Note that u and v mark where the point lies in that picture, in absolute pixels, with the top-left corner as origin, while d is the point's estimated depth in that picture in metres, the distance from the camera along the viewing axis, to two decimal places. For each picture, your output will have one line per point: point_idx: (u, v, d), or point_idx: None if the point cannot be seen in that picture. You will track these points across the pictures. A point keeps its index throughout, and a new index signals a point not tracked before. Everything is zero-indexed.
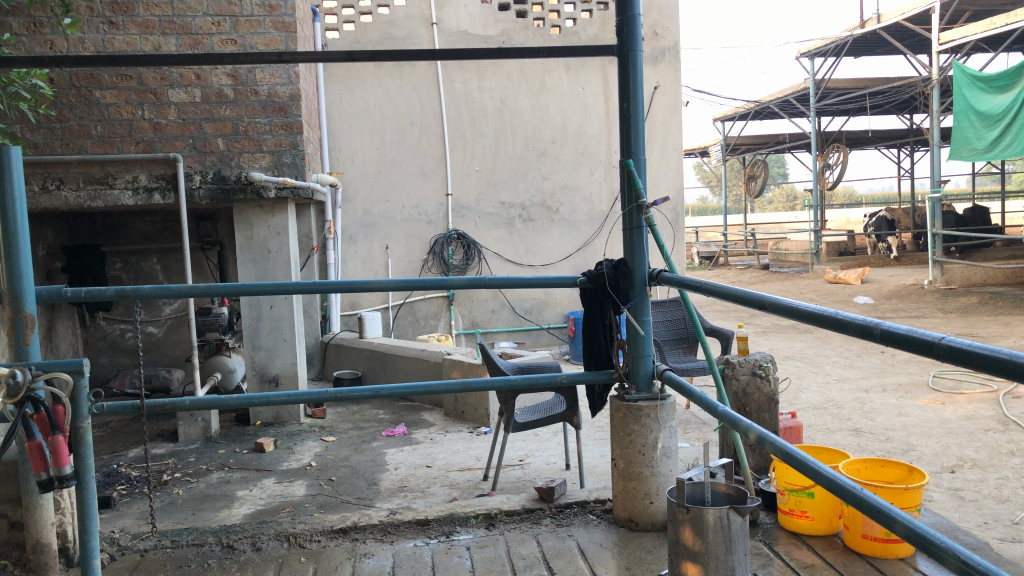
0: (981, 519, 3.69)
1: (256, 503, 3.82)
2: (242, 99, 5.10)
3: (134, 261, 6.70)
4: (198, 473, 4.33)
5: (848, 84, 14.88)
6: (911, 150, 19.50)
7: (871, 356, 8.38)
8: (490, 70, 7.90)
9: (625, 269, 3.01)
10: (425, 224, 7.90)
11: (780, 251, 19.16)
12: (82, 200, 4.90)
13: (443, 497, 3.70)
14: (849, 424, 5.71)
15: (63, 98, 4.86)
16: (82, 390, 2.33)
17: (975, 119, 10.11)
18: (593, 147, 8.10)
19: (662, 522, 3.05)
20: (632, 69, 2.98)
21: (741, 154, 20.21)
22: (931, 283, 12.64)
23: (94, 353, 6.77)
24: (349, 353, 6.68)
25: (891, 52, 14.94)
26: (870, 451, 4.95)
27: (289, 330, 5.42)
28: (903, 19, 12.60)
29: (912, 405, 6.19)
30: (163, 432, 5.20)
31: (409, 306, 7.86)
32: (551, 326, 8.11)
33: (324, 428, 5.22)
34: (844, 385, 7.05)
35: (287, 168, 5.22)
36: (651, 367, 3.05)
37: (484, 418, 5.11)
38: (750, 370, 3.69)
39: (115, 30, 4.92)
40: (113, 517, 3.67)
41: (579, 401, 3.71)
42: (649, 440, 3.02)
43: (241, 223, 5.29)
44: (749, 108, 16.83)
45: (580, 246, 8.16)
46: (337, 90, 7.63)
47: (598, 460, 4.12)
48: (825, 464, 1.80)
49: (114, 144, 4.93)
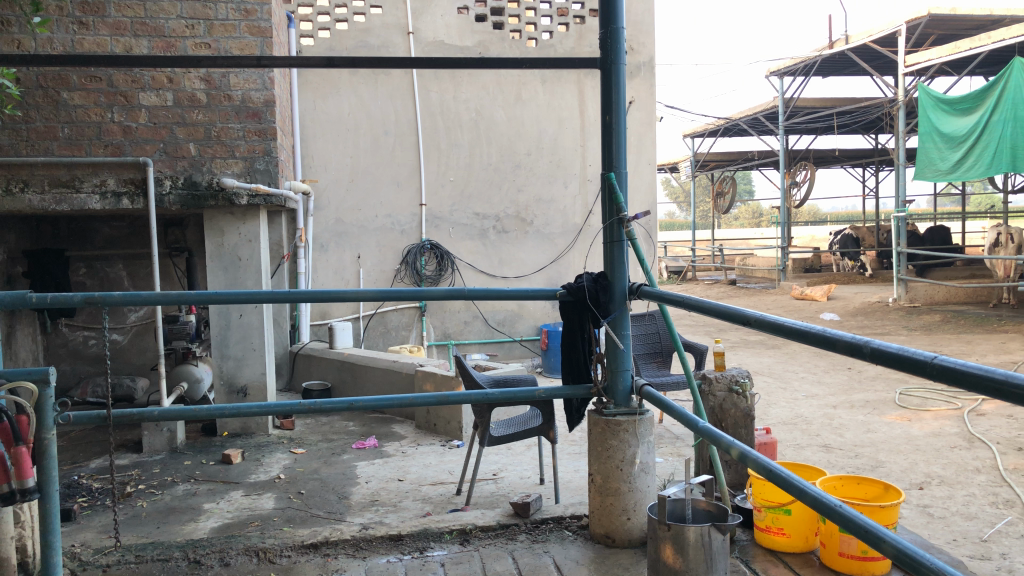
0: (951, 536, 3.71)
1: (223, 516, 3.73)
2: (215, 104, 5.01)
3: (99, 267, 6.56)
4: (163, 485, 4.22)
5: (816, 103, 15.10)
6: (876, 170, 19.84)
7: (838, 372, 8.47)
8: (466, 81, 7.88)
9: (605, 282, 2.99)
10: (397, 234, 7.84)
11: (747, 267, 19.35)
12: (48, 203, 4.78)
13: (416, 512, 3.64)
14: (819, 440, 5.74)
15: (30, 99, 4.75)
16: (46, 400, 2.24)
17: (939, 140, 10.29)
18: (568, 160, 8.11)
19: (639, 538, 3.03)
20: (615, 82, 2.96)
21: (710, 170, 20.41)
22: (895, 301, 12.83)
23: (55, 361, 6.60)
24: (319, 363, 6.59)
25: (858, 73, 15.19)
26: (840, 467, 4.98)
27: (258, 339, 5.33)
28: (871, 41, 12.82)
29: (880, 421, 6.25)
30: (126, 442, 5.07)
31: (380, 316, 7.78)
32: (523, 339, 8.08)
33: (293, 440, 5.13)
34: (813, 401, 7.10)
35: (260, 175, 5.14)
36: (630, 382, 3.02)
37: (457, 431, 5.05)
38: (727, 386, 3.69)
39: (85, 31, 4.82)
40: (74, 531, 3.56)
41: (555, 414, 3.67)
42: (627, 456, 2.99)
43: (211, 230, 5.20)
44: (719, 125, 17.01)
45: (553, 258, 8.16)
46: (311, 98, 7.56)
47: (573, 475, 4.09)
48: (810, 483, 1.79)
49: (81, 146, 4.82)
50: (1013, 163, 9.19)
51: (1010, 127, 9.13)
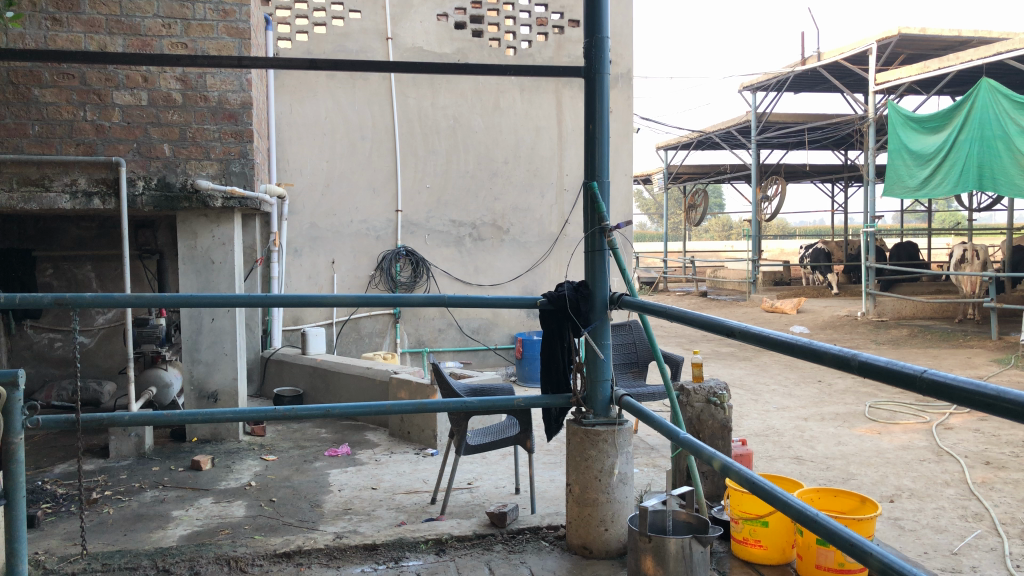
0: (922, 549, 3.74)
1: (193, 524, 3.65)
2: (191, 104, 4.95)
3: (67, 268, 6.43)
4: (130, 492, 4.13)
5: (788, 118, 15.28)
6: (845, 185, 20.11)
7: (808, 384, 8.54)
8: (444, 87, 7.86)
9: (586, 291, 2.99)
10: (372, 240, 7.78)
11: (718, 279, 19.52)
12: (16, 202, 4.67)
13: (390, 521, 3.59)
14: (791, 452, 5.78)
15: (0, 95, 4.64)
16: (15, 403, 2.17)
17: (908, 158, 10.46)
18: (545, 169, 8.12)
19: (617, 550, 3.01)
20: (599, 91, 2.96)
21: (683, 183, 20.56)
22: (864, 315, 13.00)
23: (19, 363, 6.45)
24: (291, 369, 6.51)
25: (829, 90, 15.40)
26: (812, 479, 5.01)
27: (230, 343, 5.25)
28: (843, 58, 13.00)
29: (850, 434, 6.30)
30: (92, 447, 4.96)
31: (353, 323, 7.70)
32: (497, 347, 8.05)
33: (264, 447, 5.05)
34: (784, 413, 7.15)
35: (235, 177, 5.06)
36: (609, 392, 3.01)
37: (431, 439, 5.01)
38: (704, 397, 3.70)
39: (58, 27, 4.72)
40: (38, 538, 3.47)
41: (533, 423, 3.65)
42: (606, 466, 2.98)
43: (184, 232, 5.12)
44: (693, 138, 17.14)
45: (529, 267, 8.16)
46: (287, 101, 7.48)
47: (548, 485, 4.07)
48: (792, 495, 1.79)
49: (52, 144, 4.72)
50: (980, 182, 9.33)
51: (977, 146, 9.27)
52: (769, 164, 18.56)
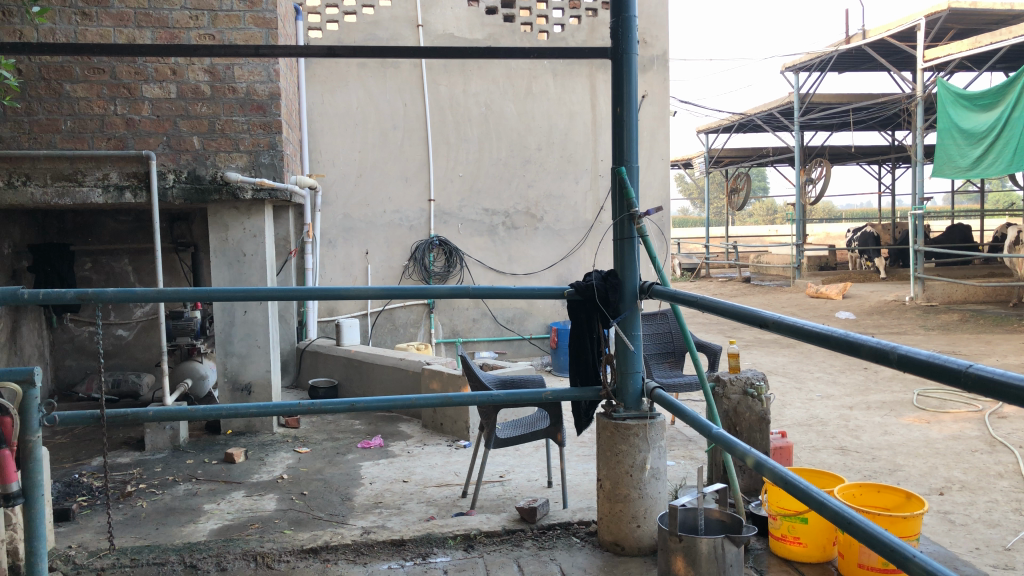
0: (973, 544, 3.58)
1: (223, 518, 3.64)
2: (219, 96, 4.93)
3: (105, 261, 6.49)
4: (164, 485, 4.15)
5: (832, 99, 14.89)
6: (892, 167, 19.57)
7: (854, 372, 8.32)
8: (475, 74, 7.78)
9: (615, 280, 2.89)
10: (406, 230, 7.74)
11: (762, 264, 19.21)
12: (50, 197, 4.69)
13: (420, 516, 3.54)
14: (835, 442, 5.61)
15: (32, 91, 4.67)
16: (32, 401, 2.15)
17: (959, 137, 10.12)
18: (579, 155, 7.99)
19: (650, 547, 2.91)
20: (626, 73, 2.84)
21: (724, 166, 20.21)
22: (913, 300, 12.66)
23: (60, 356, 6.54)
24: (326, 360, 6.50)
25: (875, 69, 14.97)
26: (856, 471, 4.86)
27: (263, 336, 5.25)
28: (888, 35, 12.61)
29: (898, 424, 6.10)
30: (129, 440, 5.00)
31: (388, 313, 7.68)
32: (533, 337, 7.98)
33: (298, 439, 5.04)
34: (829, 402, 6.96)
35: (265, 169, 5.05)
36: (640, 384, 2.92)
37: (463, 431, 4.96)
38: (741, 388, 3.58)
39: (87, 22, 4.73)
40: (71, 531, 3.49)
41: (563, 416, 3.57)
42: (637, 461, 2.88)
43: (216, 225, 5.12)
44: (734, 121, 16.82)
45: (564, 255, 8.05)
46: (319, 91, 7.46)
47: (581, 478, 3.99)
48: (828, 494, 1.69)
49: (84, 139, 4.75)
50: None
51: None
52: (813, 147, 18.15)
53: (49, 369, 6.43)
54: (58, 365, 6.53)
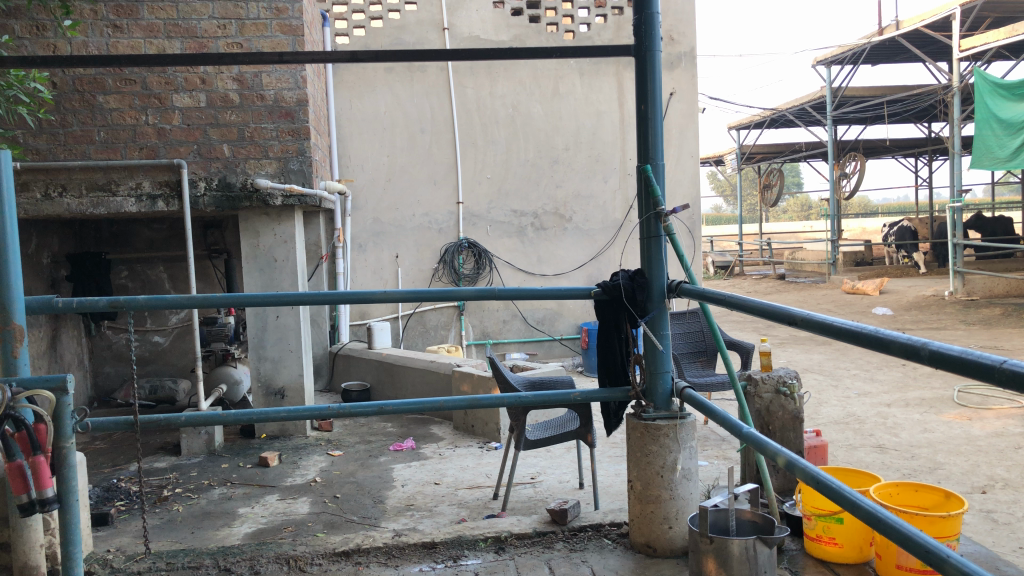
0: (1017, 544, 3.49)
1: (258, 521, 3.68)
2: (248, 104, 4.99)
3: (141, 269, 6.60)
4: (199, 489, 4.20)
5: (866, 92, 14.67)
6: (929, 159, 19.22)
7: (892, 368, 8.17)
8: (502, 76, 7.78)
9: (643, 280, 2.87)
10: (435, 233, 7.76)
11: (796, 261, 18.98)
12: (85, 207, 4.78)
13: (451, 518, 3.54)
14: (872, 441, 5.52)
15: (67, 103, 4.76)
16: (65, 409, 2.19)
17: (997, 127, 9.89)
18: (607, 154, 7.96)
19: (682, 548, 2.88)
20: (649, 71, 2.83)
21: (756, 163, 20.00)
22: (952, 294, 12.42)
23: (98, 363, 6.66)
24: (358, 363, 6.54)
25: (909, 60, 14.72)
26: (894, 469, 4.77)
27: (295, 340, 5.29)
28: (923, 25, 12.40)
29: (937, 421, 5.99)
30: (165, 445, 5.08)
31: (418, 316, 7.71)
32: (564, 337, 7.96)
33: (331, 442, 5.08)
34: (866, 400, 6.84)
35: (294, 175, 5.10)
36: (670, 384, 2.90)
37: (494, 433, 4.95)
38: (773, 388, 3.52)
39: (119, 34, 4.82)
40: (110, 536, 3.54)
41: (593, 417, 3.55)
42: (668, 462, 2.85)
43: (247, 232, 5.17)
44: (765, 116, 16.63)
45: (594, 255, 8.02)
46: (347, 96, 7.51)
47: (613, 479, 3.96)
48: (861, 494, 1.65)
49: (117, 150, 4.83)
50: None
51: None
52: (847, 141, 17.89)
53: (88, 376, 6.55)
54: (97, 372, 6.65)
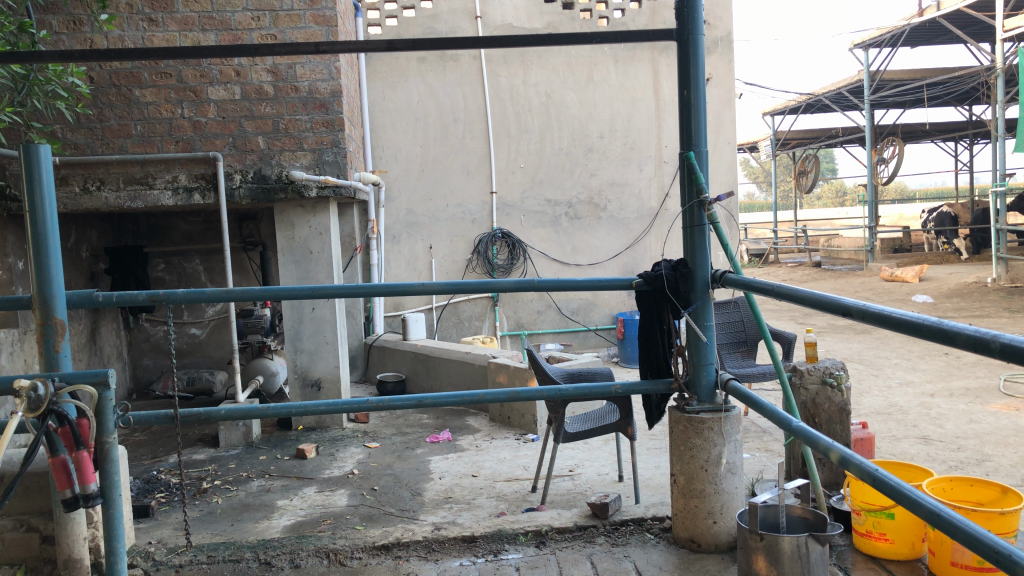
0: None
1: (296, 514, 3.68)
2: (282, 95, 4.98)
3: (177, 262, 6.64)
4: (238, 481, 4.21)
5: (905, 75, 14.35)
6: (970, 143, 18.77)
7: (935, 358, 7.99)
8: (535, 63, 7.71)
9: (686, 270, 2.80)
10: (468, 223, 7.73)
11: (833, 248, 18.70)
12: (123, 201, 4.82)
13: (490, 511, 3.51)
14: (917, 432, 5.39)
15: (104, 97, 4.79)
16: (106, 404, 2.18)
17: None
18: (642, 141, 7.87)
19: (727, 543, 2.82)
20: (692, 54, 2.75)
21: (791, 149, 19.71)
22: (995, 281, 12.15)
23: (137, 355, 6.74)
24: (392, 355, 6.54)
25: (950, 41, 14.36)
26: (940, 461, 4.65)
27: (331, 332, 5.28)
28: (965, 5, 12.08)
29: (984, 411, 5.84)
30: (204, 437, 5.11)
31: (452, 307, 7.69)
32: (599, 328, 7.90)
33: (367, 434, 5.08)
34: (909, 390, 6.70)
35: (329, 167, 5.07)
36: (714, 376, 2.83)
37: (531, 425, 4.92)
38: (820, 379, 3.46)
39: (154, 27, 4.83)
40: (151, 528, 3.56)
41: (634, 410, 3.49)
42: (712, 456, 2.79)
43: (282, 224, 5.17)
44: (801, 101, 16.35)
45: (629, 244, 7.94)
46: (380, 87, 7.51)
47: (653, 472, 3.91)
48: (920, 491, 1.58)
49: (154, 143, 4.85)
50: None
51: None
52: (885, 125, 17.54)
53: (127, 368, 6.63)
54: (136, 364, 6.72)
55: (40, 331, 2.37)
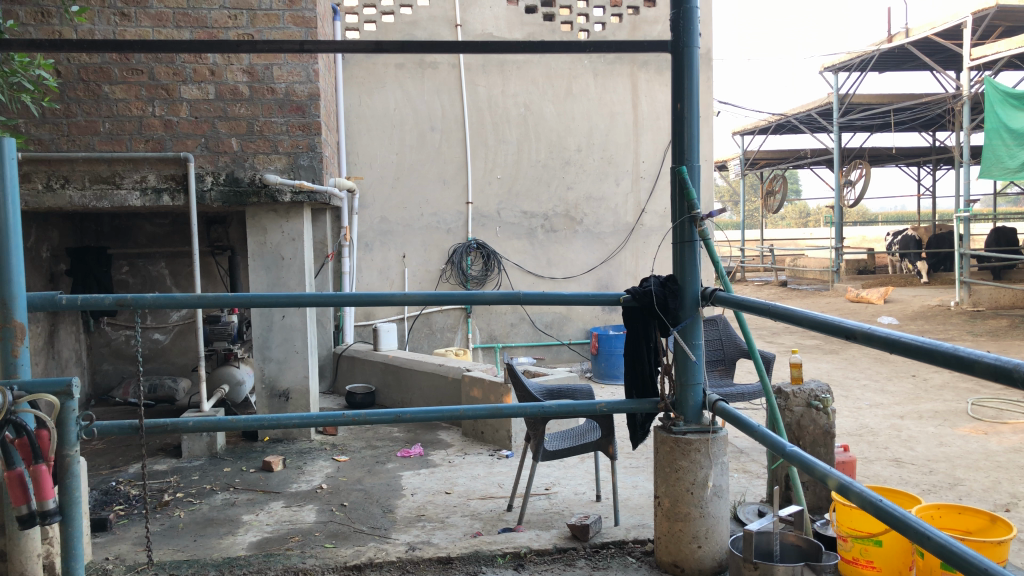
0: None
1: (263, 530, 3.54)
2: (258, 97, 4.85)
3: (142, 265, 6.45)
4: (201, 494, 4.06)
5: (873, 99, 14.54)
6: (933, 167, 19.08)
7: (902, 379, 8.04)
8: (514, 74, 7.66)
9: (675, 286, 2.72)
10: (443, 233, 7.62)
11: (799, 268, 18.88)
12: (88, 201, 4.64)
13: (465, 531, 3.40)
14: (888, 454, 5.39)
15: (71, 93, 4.61)
16: (69, 414, 2.05)
17: (1008, 137, 9.69)
18: (619, 156, 7.84)
19: (711, 569, 2.73)
20: (688, 67, 2.68)
21: (760, 169, 19.89)
22: (958, 305, 12.30)
23: (97, 360, 6.52)
24: (362, 365, 6.40)
25: (918, 68, 14.58)
26: (914, 484, 4.64)
27: (301, 341, 5.15)
28: (933, 33, 12.27)
29: (953, 435, 5.86)
30: (166, 447, 4.94)
31: (424, 317, 7.58)
32: (572, 342, 7.84)
33: (336, 447, 4.94)
34: (879, 411, 6.71)
35: (304, 172, 4.95)
36: (701, 397, 2.75)
37: (506, 440, 4.82)
38: (805, 401, 3.51)
39: (126, 22, 4.68)
40: (108, 542, 3.40)
41: (615, 428, 3.42)
42: (699, 478, 2.71)
43: (254, 228, 5.03)
44: (771, 122, 16.48)
45: (604, 259, 7.90)
46: (356, 92, 7.37)
47: (632, 492, 3.84)
48: (928, 523, 1.50)
49: (122, 141, 4.68)
50: None
51: None
52: (851, 148, 17.79)
53: (86, 373, 6.41)
54: (95, 369, 6.50)
55: None
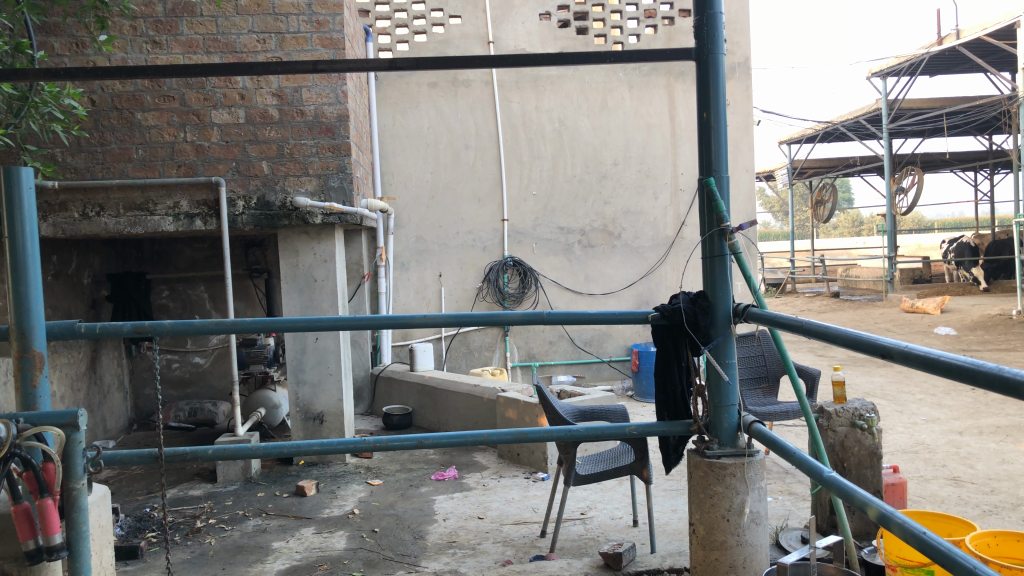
0: None
1: (292, 557, 3.48)
2: (288, 120, 4.86)
3: (182, 289, 6.51)
4: (233, 520, 4.02)
5: (923, 103, 14.12)
6: (991, 172, 18.45)
7: (960, 393, 7.69)
8: (548, 89, 7.59)
9: (705, 303, 2.59)
10: (479, 251, 7.57)
11: (851, 278, 18.40)
12: (123, 227, 4.69)
13: (496, 558, 3.30)
14: (946, 472, 5.13)
15: (105, 121, 4.67)
16: (76, 446, 2.00)
17: None
18: (657, 169, 7.72)
19: None
20: (712, 75, 2.56)
21: (809, 178, 19.49)
22: (1020, 313, 11.82)
23: (139, 385, 6.59)
24: (399, 386, 6.36)
25: (970, 70, 14.13)
26: (973, 504, 4.40)
27: (335, 363, 5.12)
28: (985, 35, 11.89)
29: (1016, 451, 5.56)
30: (202, 472, 4.94)
31: (462, 336, 7.53)
32: (612, 360, 7.71)
33: (370, 470, 4.89)
34: (935, 427, 6.42)
35: (334, 193, 4.93)
36: (736, 418, 2.59)
37: (541, 462, 4.72)
38: (849, 421, 3.37)
39: (158, 49, 4.74)
40: (138, 571, 3.38)
41: (649, 451, 3.29)
42: (735, 504, 2.57)
43: (286, 250, 5.02)
44: (818, 130, 16.13)
45: (643, 274, 7.77)
46: (389, 112, 7.37)
47: (671, 517, 3.70)
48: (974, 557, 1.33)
49: (155, 167, 4.72)
50: None
51: None
52: (903, 155, 17.31)
53: (128, 398, 6.47)
54: (138, 394, 6.57)
55: (17, 364, 2.16)
